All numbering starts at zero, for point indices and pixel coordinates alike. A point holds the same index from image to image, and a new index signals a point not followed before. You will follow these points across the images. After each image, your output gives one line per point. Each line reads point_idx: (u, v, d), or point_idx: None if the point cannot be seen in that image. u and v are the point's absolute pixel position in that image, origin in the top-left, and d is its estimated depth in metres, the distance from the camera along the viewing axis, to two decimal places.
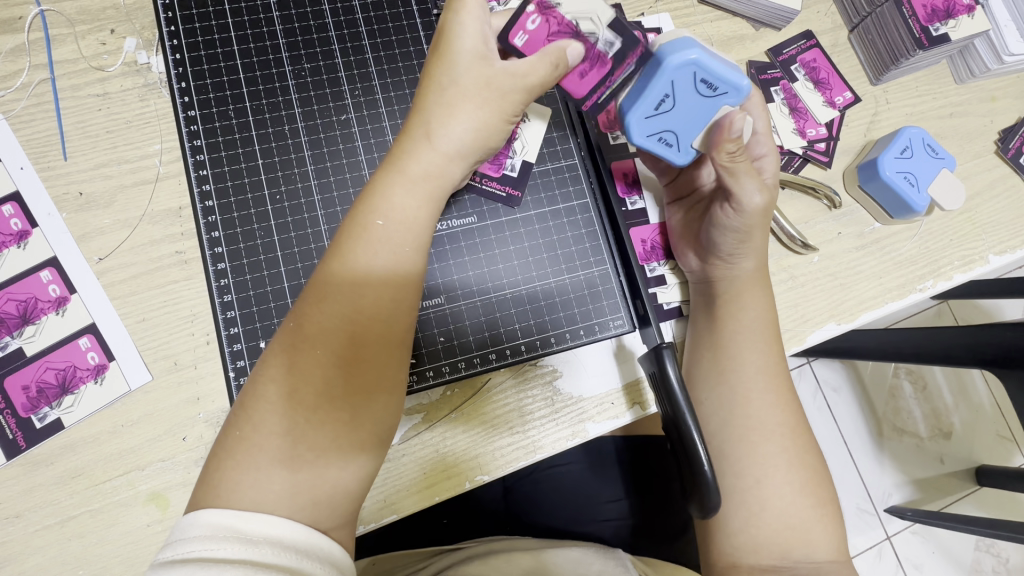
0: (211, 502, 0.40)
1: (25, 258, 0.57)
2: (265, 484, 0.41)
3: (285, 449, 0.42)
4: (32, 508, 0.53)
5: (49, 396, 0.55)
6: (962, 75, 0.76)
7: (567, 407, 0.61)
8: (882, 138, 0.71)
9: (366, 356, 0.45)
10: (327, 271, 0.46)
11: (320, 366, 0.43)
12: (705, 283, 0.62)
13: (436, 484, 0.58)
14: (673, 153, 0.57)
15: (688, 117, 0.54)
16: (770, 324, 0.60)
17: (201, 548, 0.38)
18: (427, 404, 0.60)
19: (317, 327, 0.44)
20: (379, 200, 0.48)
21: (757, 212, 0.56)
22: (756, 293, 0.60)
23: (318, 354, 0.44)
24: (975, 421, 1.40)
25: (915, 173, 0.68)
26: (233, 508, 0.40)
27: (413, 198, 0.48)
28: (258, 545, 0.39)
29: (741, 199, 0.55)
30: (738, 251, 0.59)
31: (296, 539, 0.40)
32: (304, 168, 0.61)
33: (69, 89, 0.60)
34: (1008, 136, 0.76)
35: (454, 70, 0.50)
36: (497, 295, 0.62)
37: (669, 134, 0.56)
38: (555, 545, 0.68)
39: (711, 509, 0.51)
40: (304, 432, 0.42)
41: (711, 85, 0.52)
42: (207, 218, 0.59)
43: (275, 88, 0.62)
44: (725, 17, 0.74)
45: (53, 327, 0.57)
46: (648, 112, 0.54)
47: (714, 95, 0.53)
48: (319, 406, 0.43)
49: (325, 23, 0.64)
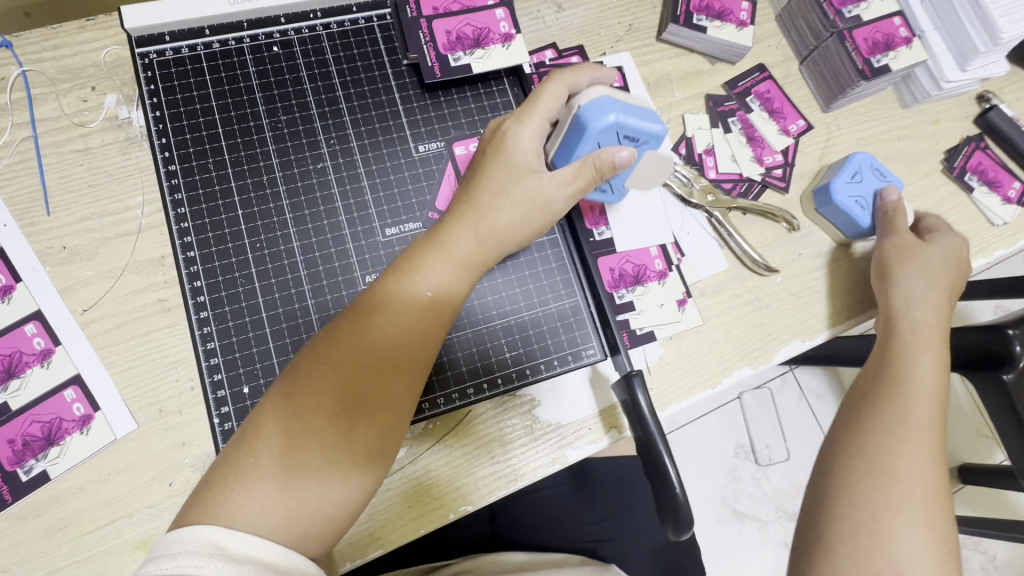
0: (202, 520, 0.42)
1: (10, 313, 0.58)
2: (264, 503, 0.43)
3: (283, 471, 0.44)
4: (18, 562, 0.53)
5: (35, 448, 0.56)
6: (906, 100, 0.81)
7: (546, 434, 0.63)
8: (834, 163, 0.75)
9: (381, 402, 0.48)
10: (373, 314, 0.49)
11: (337, 397, 0.46)
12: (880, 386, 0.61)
13: (420, 517, 0.59)
14: (608, 196, 0.65)
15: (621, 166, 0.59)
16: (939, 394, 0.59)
17: (187, 561, 0.39)
18: (410, 439, 0.61)
19: (341, 363, 0.47)
20: (427, 267, 0.51)
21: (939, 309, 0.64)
22: (926, 353, 0.61)
23: (340, 386, 0.47)
24: (955, 420, 1.44)
25: (865, 197, 0.72)
26: (221, 526, 0.42)
27: (446, 264, 0.52)
28: (241, 563, 0.40)
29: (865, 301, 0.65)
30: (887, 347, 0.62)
31: (278, 560, 0.42)
32: (284, 217, 0.63)
33: (51, 146, 0.62)
34: (953, 156, 0.80)
35: (511, 174, 0.54)
36: (473, 330, 0.64)
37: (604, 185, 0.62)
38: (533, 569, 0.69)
39: (686, 526, 0.54)
40: (302, 453, 0.45)
41: (632, 139, 0.56)
42: (190, 268, 0.60)
43: (253, 140, 0.64)
44: (682, 54, 0.79)
45: (38, 379, 0.58)
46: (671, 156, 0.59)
47: (635, 146, 0.57)
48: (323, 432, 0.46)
49: (300, 76, 0.67)
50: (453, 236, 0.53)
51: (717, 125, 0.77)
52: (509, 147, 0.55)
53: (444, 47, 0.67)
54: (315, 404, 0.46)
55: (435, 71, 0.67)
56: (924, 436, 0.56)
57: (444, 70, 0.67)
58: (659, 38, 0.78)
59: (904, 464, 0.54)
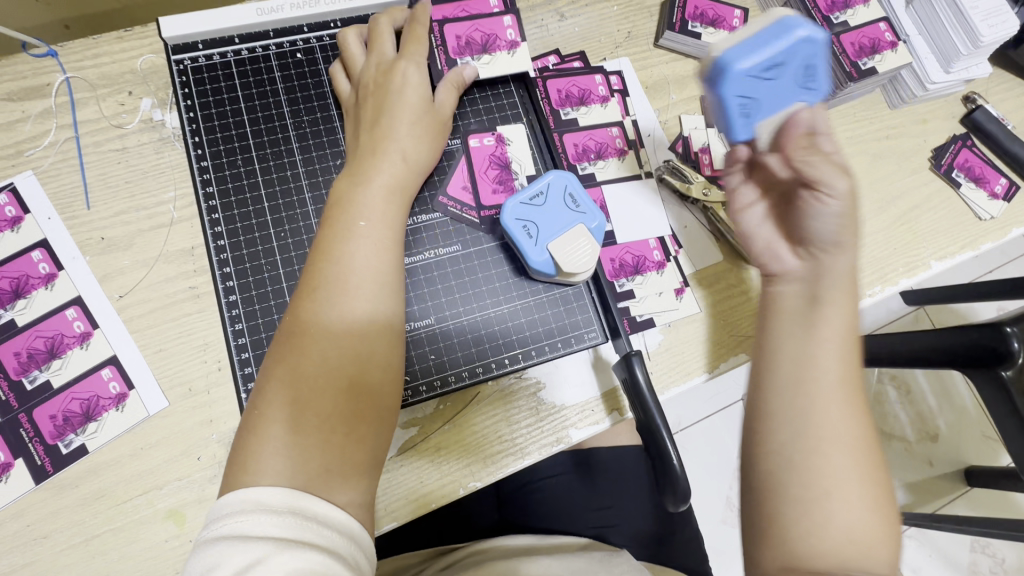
0: (241, 484, 0.46)
1: (52, 298, 0.63)
2: (269, 470, 0.46)
3: (282, 436, 0.48)
4: (57, 529, 0.57)
5: (74, 423, 0.60)
6: (894, 101, 0.85)
7: (550, 415, 0.67)
8: None
9: (363, 354, 0.52)
10: (323, 288, 0.53)
11: (323, 359, 0.51)
12: (809, 282, 0.55)
13: (432, 492, 0.63)
14: (530, 243, 0.66)
15: (776, 99, 0.53)
16: (853, 337, 0.53)
17: (232, 523, 0.43)
18: (422, 417, 0.65)
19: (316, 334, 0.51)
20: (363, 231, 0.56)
21: (848, 198, 0.52)
22: (841, 301, 0.53)
23: (319, 362, 0.50)
24: (960, 422, 1.45)
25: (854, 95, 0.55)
26: (260, 485, 0.45)
27: (386, 225, 0.58)
28: (283, 514, 0.44)
29: (829, 186, 0.52)
30: (842, 241, 0.53)
31: (314, 511, 0.45)
32: (306, 209, 0.67)
33: (92, 146, 0.67)
34: (939, 154, 0.84)
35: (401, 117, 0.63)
36: (482, 315, 0.68)
37: (751, 105, 0.53)
38: (540, 553, 0.73)
39: (684, 496, 0.57)
40: (306, 416, 0.49)
41: (812, 79, 0.53)
42: (219, 256, 0.64)
43: (279, 139, 0.69)
44: (679, 59, 0.83)
45: (77, 360, 0.62)
46: (754, 69, 0.51)
47: (576, 209, 0.67)
48: (318, 393, 0.50)
49: (322, 80, 0.72)
50: (363, 197, 0.58)
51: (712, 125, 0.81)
52: (395, 83, 0.64)
53: (453, 52, 0.71)
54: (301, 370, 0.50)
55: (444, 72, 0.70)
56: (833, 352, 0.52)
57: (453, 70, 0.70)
58: (656, 44, 0.83)
59: (828, 413, 0.51)
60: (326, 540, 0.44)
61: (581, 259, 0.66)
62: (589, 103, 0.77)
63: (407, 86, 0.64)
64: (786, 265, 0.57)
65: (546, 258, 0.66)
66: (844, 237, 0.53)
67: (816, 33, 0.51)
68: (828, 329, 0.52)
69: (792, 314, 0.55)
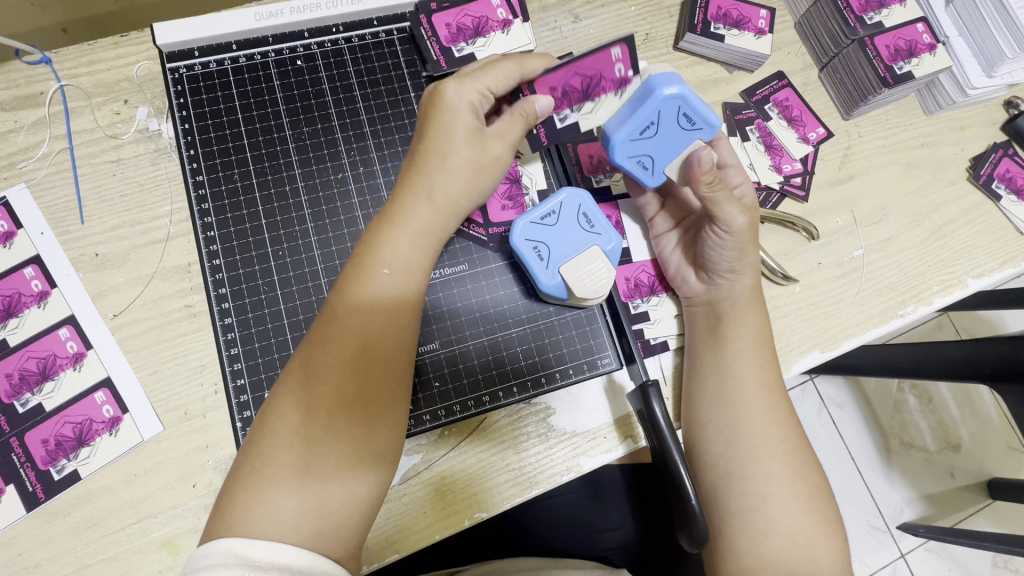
0: (224, 534, 0.43)
1: (44, 317, 0.61)
2: (285, 500, 0.44)
3: (299, 463, 0.45)
4: (48, 559, 0.55)
5: (67, 448, 0.58)
6: (930, 107, 0.80)
7: (561, 442, 0.63)
8: (633, 96, 0.59)
9: (385, 371, 0.49)
10: (339, 313, 0.49)
11: (343, 378, 0.48)
12: (709, 303, 0.65)
13: (436, 522, 0.60)
14: (541, 266, 0.63)
15: (668, 146, 0.60)
16: (763, 342, 0.63)
17: None
18: (426, 445, 0.62)
19: (329, 351, 0.48)
20: (385, 250, 0.52)
21: (745, 230, 0.60)
22: (752, 314, 0.63)
23: (332, 388, 0.47)
24: (984, 432, 1.37)
25: (652, 154, 0.61)
26: (244, 536, 0.42)
27: (408, 268, 0.52)
28: (267, 569, 0.41)
29: (728, 221, 0.59)
30: (738, 268, 0.62)
31: (301, 564, 0.42)
32: (305, 226, 0.65)
33: (86, 157, 0.64)
34: (979, 163, 0.78)
35: (450, 139, 0.55)
36: (489, 338, 0.65)
37: (648, 160, 0.61)
38: (559, 566, 0.70)
39: (701, 542, 0.54)
40: (323, 440, 0.46)
41: (691, 120, 0.58)
42: (215, 276, 0.62)
43: (277, 152, 0.66)
44: (700, 62, 0.79)
45: (70, 382, 0.60)
46: (633, 135, 0.59)
47: (590, 229, 0.64)
48: (338, 415, 0.47)
49: (322, 89, 0.69)
50: (390, 239, 0.52)
51: (735, 133, 0.76)
52: (444, 108, 0.55)
53: (446, 40, 0.69)
54: (315, 392, 0.47)
55: (440, 63, 0.69)
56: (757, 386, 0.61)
57: (449, 61, 0.69)
58: (676, 47, 0.78)
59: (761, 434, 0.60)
60: None
61: (594, 286, 0.62)
62: None
63: (463, 106, 0.55)
64: (692, 289, 0.66)
65: (557, 282, 0.63)
66: (739, 266, 0.62)
67: (677, 90, 0.56)
68: (738, 344, 0.62)
69: (702, 331, 0.65)
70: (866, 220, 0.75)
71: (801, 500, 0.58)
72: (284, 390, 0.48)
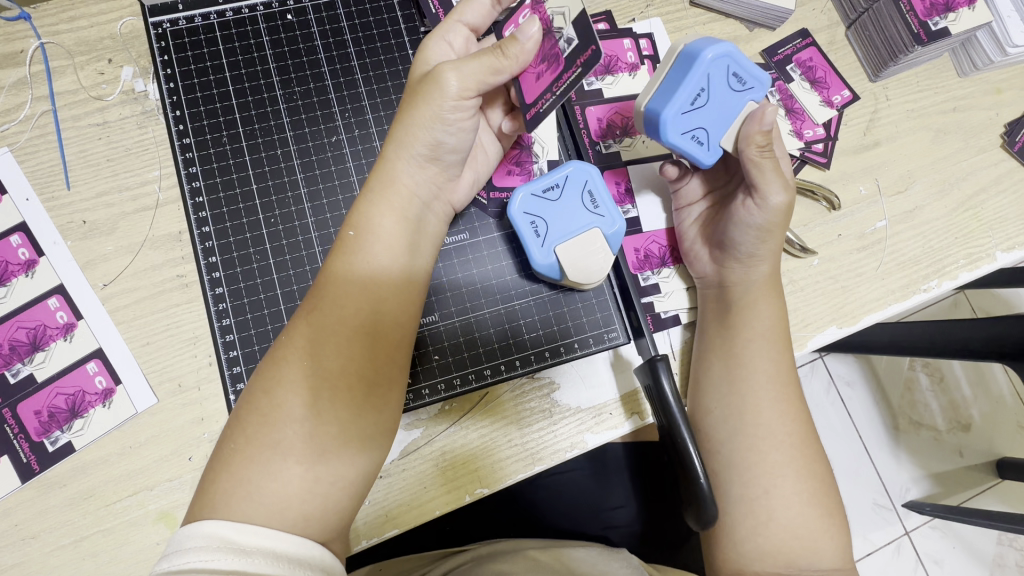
0: (207, 515, 0.41)
1: (34, 286, 0.59)
2: (268, 483, 0.42)
3: (285, 440, 0.43)
4: (46, 529, 0.54)
5: (60, 420, 0.57)
6: (964, 68, 0.74)
7: (565, 418, 0.61)
8: (673, 69, 0.58)
9: (372, 343, 0.47)
10: (320, 288, 0.48)
11: (336, 359, 0.46)
12: (721, 287, 0.62)
13: (435, 497, 0.58)
14: (537, 242, 0.60)
15: (721, 114, 0.57)
16: (779, 333, 0.60)
17: (194, 559, 0.38)
18: (426, 419, 0.60)
19: (314, 325, 0.47)
20: (360, 220, 0.50)
21: (779, 211, 0.56)
22: (765, 303, 0.60)
23: (318, 362, 0.45)
24: (996, 413, 1.34)
25: (707, 123, 0.58)
26: (229, 520, 0.40)
27: (390, 239, 0.50)
28: (251, 555, 0.39)
29: (764, 195, 0.56)
30: (756, 253, 0.59)
31: (290, 550, 0.40)
32: (298, 192, 0.62)
33: (70, 120, 0.61)
34: (1014, 129, 0.73)
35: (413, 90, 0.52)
36: (490, 311, 0.63)
37: (701, 132, 0.58)
38: (563, 544, 0.70)
39: (710, 521, 0.52)
40: (315, 417, 0.44)
41: (741, 79, 0.57)
42: (205, 244, 0.60)
43: (267, 113, 0.63)
44: (718, 19, 0.73)
45: (61, 353, 0.58)
46: (683, 107, 0.57)
47: (593, 210, 0.60)
48: (326, 391, 0.45)
49: (314, 46, 0.65)
50: (368, 207, 0.51)
51: None
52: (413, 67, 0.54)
53: None
54: (312, 377, 0.45)
55: (440, 16, 0.66)
56: (770, 376, 0.58)
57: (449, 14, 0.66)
58: (692, 3, 0.73)
59: (764, 413, 0.57)
60: None
61: (592, 269, 0.60)
62: (615, 72, 0.70)
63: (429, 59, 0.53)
64: (700, 268, 0.64)
65: (552, 262, 0.60)
66: (762, 252, 0.59)
67: (721, 51, 0.55)
68: (751, 333, 0.59)
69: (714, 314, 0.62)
70: (891, 189, 0.71)
71: (805, 482, 0.56)
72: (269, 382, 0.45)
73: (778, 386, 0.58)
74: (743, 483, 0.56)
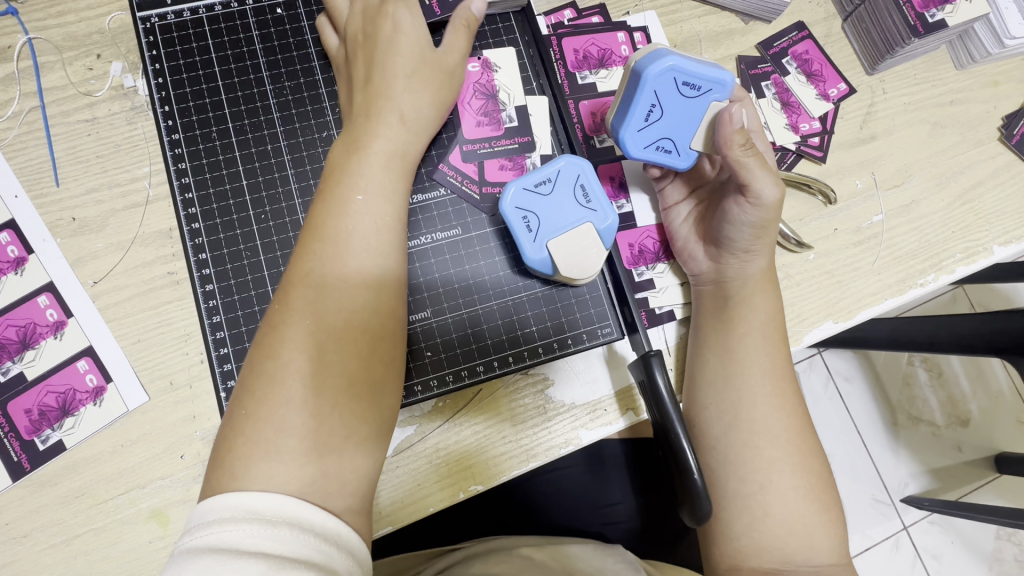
0: (226, 491, 0.41)
1: (23, 284, 0.58)
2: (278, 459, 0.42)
3: (294, 398, 0.44)
4: (37, 528, 0.54)
5: (51, 418, 0.57)
6: (962, 60, 0.74)
7: (559, 415, 0.61)
8: (627, 87, 0.58)
9: (373, 296, 0.49)
10: (315, 249, 0.49)
11: (339, 312, 0.47)
12: (718, 283, 0.61)
13: (428, 495, 0.58)
14: (529, 237, 0.59)
15: (680, 121, 0.58)
16: (774, 328, 0.60)
17: (220, 530, 0.38)
18: (420, 416, 0.60)
19: (313, 283, 0.48)
20: (355, 178, 0.52)
21: (772, 207, 0.55)
22: (763, 297, 0.60)
23: (321, 318, 0.46)
24: (994, 408, 1.34)
25: (668, 132, 0.58)
26: (252, 493, 0.40)
27: (385, 198, 0.52)
28: (278, 526, 0.39)
29: (756, 193, 0.55)
30: (754, 248, 0.59)
31: (314, 521, 0.40)
32: (288, 187, 0.62)
33: (59, 116, 0.61)
34: (1012, 121, 0.73)
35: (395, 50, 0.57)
36: (483, 307, 0.62)
37: (666, 142, 0.59)
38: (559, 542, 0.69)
39: (704, 517, 0.52)
40: (323, 375, 0.45)
41: (693, 85, 0.56)
42: (194, 240, 0.59)
43: (258, 108, 0.63)
44: (713, 12, 0.73)
45: (51, 351, 0.58)
46: (640, 125, 0.58)
47: (586, 204, 0.60)
48: (332, 345, 0.46)
49: (305, 40, 0.65)
50: (360, 165, 0.52)
51: (750, 89, 0.72)
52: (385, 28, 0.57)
53: None
54: (300, 364, 0.45)
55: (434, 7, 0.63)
56: (765, 371, 0.58)
57: (443, 5, 0.63)
58: None
59: (759, 409, 0.57)
60: (331, 557, 0.39)
61: (586, 264, 0.59)
62: (609, 66, 0.69)
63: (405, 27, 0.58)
64: (694, 266, 0.63)
65: (544, 256, 0.59)
66: (758, 246, 0.58)
67: (666, 66, 0.55)
68: (747, 327, 0.59)
69: (711, 310, 0.62)
70: (888, 183, 0.71)
71: (800, 478, 0.56)
72: (255, 373, 0.45)
73: (773, 381, 0.58)
74: (739, 478, 0.56)
